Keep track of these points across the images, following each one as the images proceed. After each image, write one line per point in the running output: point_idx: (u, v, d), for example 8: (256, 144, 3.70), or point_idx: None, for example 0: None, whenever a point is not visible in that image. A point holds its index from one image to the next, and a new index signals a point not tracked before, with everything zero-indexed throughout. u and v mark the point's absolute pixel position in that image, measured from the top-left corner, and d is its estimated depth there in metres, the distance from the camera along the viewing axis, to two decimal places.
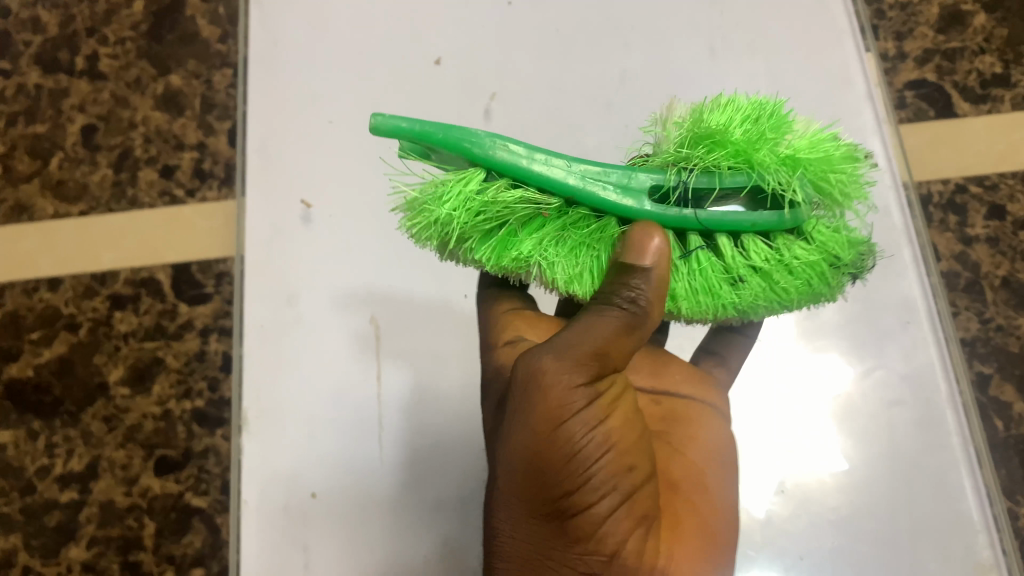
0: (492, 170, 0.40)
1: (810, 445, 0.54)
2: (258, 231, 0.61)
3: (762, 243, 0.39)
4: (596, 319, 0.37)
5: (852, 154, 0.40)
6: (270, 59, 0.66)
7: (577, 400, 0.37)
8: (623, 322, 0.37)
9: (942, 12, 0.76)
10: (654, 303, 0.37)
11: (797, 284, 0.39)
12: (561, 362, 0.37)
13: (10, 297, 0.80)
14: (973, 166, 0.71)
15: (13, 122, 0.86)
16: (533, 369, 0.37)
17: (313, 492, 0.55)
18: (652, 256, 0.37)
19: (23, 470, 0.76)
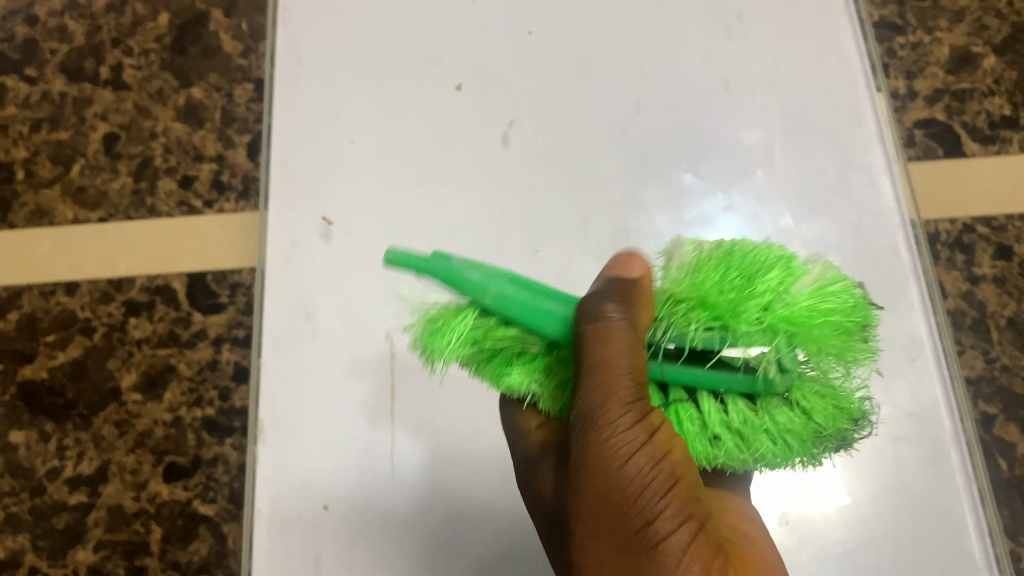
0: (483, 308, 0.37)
1: (818, 479, 0.55)
2: (277, 246, 0.63)
3: (741, 403, 0.35)
4: (614, 340, 0.35)
5: (849, 313, 0.34)
6: (294, 78, 0.68)
7: (629, 435, 0.35)
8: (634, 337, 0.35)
9: (953, 52, 0.77)
10: (640, 312, 0.36)
11: (780, 450, 0.35)
12: (604, 399, 0.35)
13: (28, 300, 0.82)
14: (980, 206, 0.73)
15: (37, 128, 0.88)
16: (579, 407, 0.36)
17: (325, 504, 0.57)
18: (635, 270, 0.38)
19: (33, 470, 0.78)
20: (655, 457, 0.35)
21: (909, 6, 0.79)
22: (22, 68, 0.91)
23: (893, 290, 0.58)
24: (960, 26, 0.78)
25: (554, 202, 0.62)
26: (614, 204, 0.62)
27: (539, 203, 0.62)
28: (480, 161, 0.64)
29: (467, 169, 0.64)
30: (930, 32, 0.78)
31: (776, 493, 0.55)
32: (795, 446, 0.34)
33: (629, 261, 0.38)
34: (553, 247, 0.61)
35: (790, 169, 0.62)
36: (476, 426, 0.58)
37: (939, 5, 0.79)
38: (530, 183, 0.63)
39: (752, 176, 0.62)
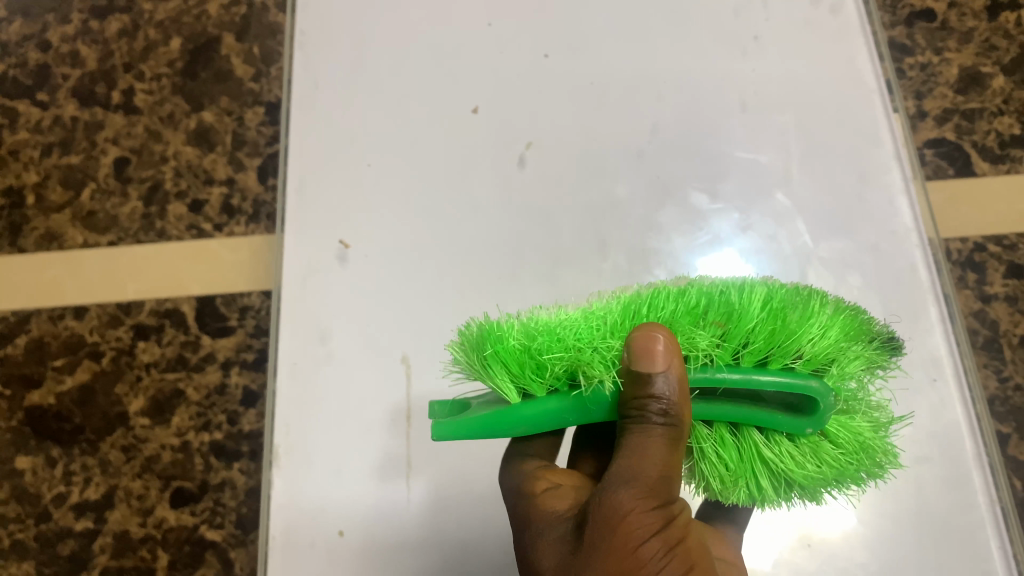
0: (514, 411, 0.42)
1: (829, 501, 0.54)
2: (293, 268, 0.63)
3: None
4: (647, 445, 0.37)
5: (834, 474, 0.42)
6: (310, 101, 0.68)
7: (649, 524, 0.36)
8: (668, 436, 0.37)
9: (962, 72, 0.78)
10: (683, 407, 0.38)
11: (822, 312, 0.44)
12: (637, 488, 0.36)
13: (36, 325, 0.82)
14: (992, 226, 0.72)
15: (48, 152, 0.88)
16: (609, 492, 0.37)
17: (340, 530, 0.56)
18: (662, 359, 0.37)
19: (39, 497, 0.77)
20: (666, 552, 0.36)
21: (917, 27, 0.80)
22: (34, 93, 0.91)
23: (912, 311, 0.57)
24: (968, 45, 0.78)
25: (570, 223, 0.62)
26: (630, 225, 0.61)
27: (556, 224, 0.62)
28: (496, 180, 0.64)
29: (483, 189, 0.64)
30: (939, 52, 0.78)
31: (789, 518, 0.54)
32: None
33: (652, 351, 0.37)
34: (572, 271, 0.61)
35: (809, 191, 0.61)
36: (493, 451, 0.57)
37: (947, 24, 0.79)
38: (546, 205, 0.63)
39: (772, 198, 0.61)
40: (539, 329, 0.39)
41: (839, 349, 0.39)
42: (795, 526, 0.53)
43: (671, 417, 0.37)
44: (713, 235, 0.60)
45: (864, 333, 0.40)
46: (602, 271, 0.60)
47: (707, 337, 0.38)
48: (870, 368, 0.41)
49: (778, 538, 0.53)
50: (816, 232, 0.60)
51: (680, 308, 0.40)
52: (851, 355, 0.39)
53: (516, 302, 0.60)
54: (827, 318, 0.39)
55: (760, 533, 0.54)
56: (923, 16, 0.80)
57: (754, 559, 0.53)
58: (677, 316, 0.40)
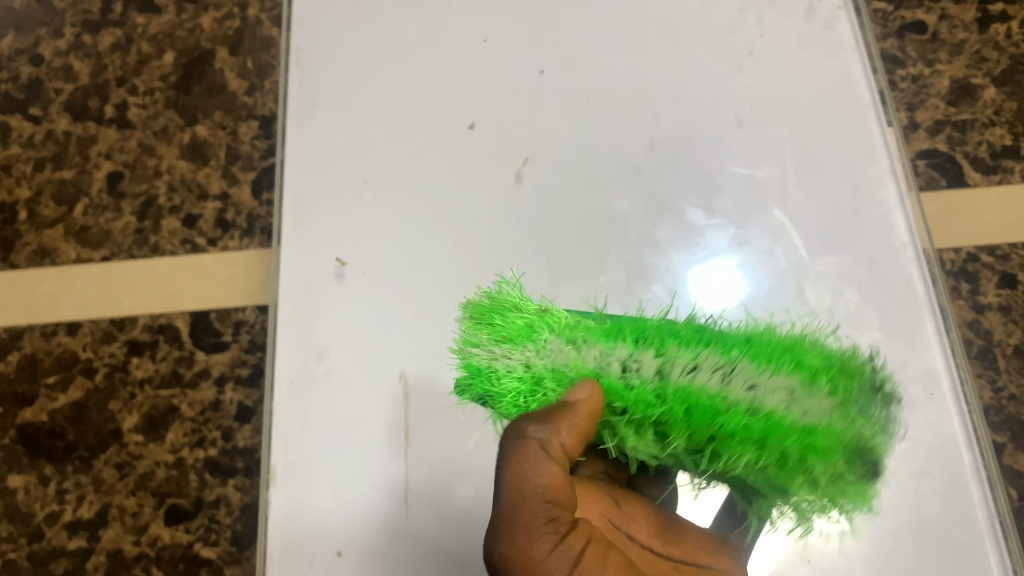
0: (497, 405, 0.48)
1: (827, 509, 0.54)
2: (290, 286, 0.62)
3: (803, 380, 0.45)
4: (524, 456, 0.43)
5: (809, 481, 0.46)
6: (305, 118, 0.68)
7: (544, 528, 0.42)
8: (542, 446, 0.43)
9: (954, 84, 0.78)
10: (563, 420, 0.43)
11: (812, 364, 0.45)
12: (524, 508, 0.42)
13: (29, 341, 0.81)
14: (985, 237, 0.73)
15: (40, 167, 0.88)
16: (500, 508, 0.43)
17: (338, 549, 0.55)
18: (581, 406, 0.43)
19: (31, 515, 0.76)
20: (570, 549, 0.42)
21: (908, 39, 0.80)
22: (26, 108, 0.91)
23: (908, 325, 0.57)
24: (959, 57, 0.79)
25: (567, 238, 0.62)
26: (627, 240, 0.61)
27: (553, 240, 0.62)
28: (492, 197, 0.64)
29: (479, 205, 0.64)
30: (931, 64, 0.79)
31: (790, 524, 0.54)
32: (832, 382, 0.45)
33: (575, 395, 0.43)
34: (570, 286, 0.61)
35: (806, 205, 0.62)
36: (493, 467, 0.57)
37: (938, 36, 0.80)
38: (543, 221, 0.63)
39: (768, 213, 0.62)
40: (520, 381, 0.46)
41: (797, 461, 0.42)
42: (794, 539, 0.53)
43: (541, 429, 0.43)
44: (709, 249, 0.61)
45: (835, 450, 0.42)
46: (598, 286, 0.60)
47: (679, 439, 0.42)
48: (833, 471, 0.42)
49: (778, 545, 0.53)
50: (812, 247, 0.60)
51: (642, 397, 0.43)
52: (815, 471, 0.42)
53: None
54: (797, 434, 0.42)
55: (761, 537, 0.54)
56: (914, 29, 0.80)
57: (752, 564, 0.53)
58: (669, 414, 0.42)
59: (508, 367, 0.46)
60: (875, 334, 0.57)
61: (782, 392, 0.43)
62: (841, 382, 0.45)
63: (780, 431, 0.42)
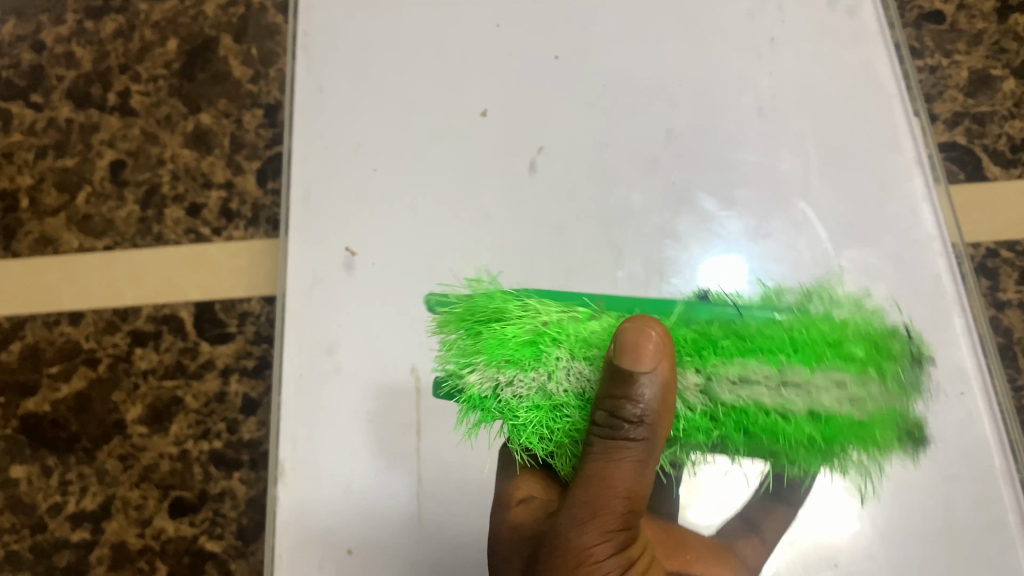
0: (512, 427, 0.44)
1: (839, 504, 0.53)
2: (299, 277, 0.61)
3: (848, 354, 0.43)
4: (614, 467, 0.38)
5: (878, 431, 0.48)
6: (313, 105, 0.66)
7: (600, 546, 0.38)
8: (639, 459, 0.38)
9: (972, 75, 0.76)
10: (660, 419, 0.38)
11: (845, 348, 0.43)
12: (587, 527, 0.38)
13: (31, 330, 0.80)
14: (1004, 232, 0.71)
15: (42, 155, 0.86)
16: (573, 495, 0.39)
17: (349, 548, 0.54)
18: (647, 359, 0.37)
19: (34, 507, 0.75)
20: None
21: (926, 29, 0.78)
22: (27, 95, 0.89)
23: (936, 324, 0.56)
24: (978, 48, 0.77)
25: (583, 231, 0.61)
26: (646, 233, 0.60)
27: (568, 233, 0.61)
28: (504, 186, 0.62)
29: (491, 196, 0.62)
30: (949, 55, 0.77)
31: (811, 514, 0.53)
32: (867, 354, 0.44)
33: (638, 354, 0.37)
34: (587, 280, 0.59)
35: (828, 198, 0.60)
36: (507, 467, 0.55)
37: (957, 27, 0.78)
38: (558, 212, 0.61)
39: (791, 206, 0.60)
40: (537, 408, 0.43)
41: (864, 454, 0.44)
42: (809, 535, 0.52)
43: (646, 426, 0.38)
44: (730, 240, 0.59)
45: (887, 437, 0.43)
46: (615, 279, 0.59)
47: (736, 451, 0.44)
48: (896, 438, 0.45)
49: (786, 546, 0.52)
50: (836, 240, 0.59)
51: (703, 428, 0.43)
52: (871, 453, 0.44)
53: None
54: (852, 432, 0.42)
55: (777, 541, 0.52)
56: (931, 19, 0.79)
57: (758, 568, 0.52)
58: (727, 437, 0.43)
59: (512, 392, 0.43)
60: None
61: (834, 395, 0.42)
62: (886, 364, 0.44)
63: (838, 434, 0.42)
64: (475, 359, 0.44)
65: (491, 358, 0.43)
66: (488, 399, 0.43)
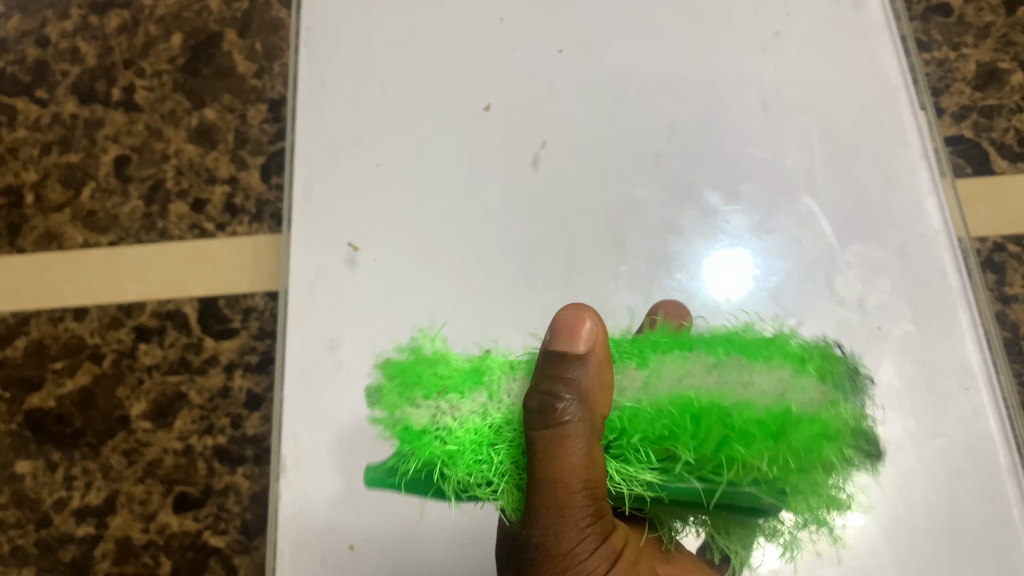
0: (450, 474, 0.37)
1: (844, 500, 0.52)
2: (300, 272, 0.61)
3: (788, 356, 0.39)
4: (562, 457, 0.36)
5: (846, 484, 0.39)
6: (316, 99, 0.66)
7: (579, 540, 0.37)
8: (585, 441, 0.36)
9: (980, 68, 0.75)
10: (593, 407, 0.36)
11: (790, 351, 0.39)
12: (560, 528, 0.36)
13: (36, 326, 0.80)
14: (1011, 226, 0.70)
15: (47, 151, 0.86)
16: (530, 501, 0.36)
17: (350, 544, 0.54)
18: (585, 339, 0.37)
19: (39, 502, 0.75)
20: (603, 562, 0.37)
21: (934, 22, 0.78)
22: (32, 91, 0.89)
23: (942, 319, 0.56)
24: (986, 41, 0.76)
25: (587, 226, 0.60)
26: (650, 228, 0.60)
27: (571, 227, 0.60)
28: (507, 181, 0.62)
29: (494, 191, 0.62)
30: (956, 48, 0.76)
31: None
32: (813, 363, 0.39)
33: (575, 329, 0.37)
34: (589, 276, 0.59)
35: (834, 193, 0.60)
36: None
37: (965, 19, 0.77)
38: (561, 207, 0.61)
39: (796, 201, 0.60)
40: (479, 433, 0.37)
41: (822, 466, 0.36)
42: None
43: (583, 405, 0.36)
44: (734, 236, 0.59)
45: (839, 438, 0.36)
46: (618, 274, 0.59)
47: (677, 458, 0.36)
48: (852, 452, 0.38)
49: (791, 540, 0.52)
50: (842, 235, 0.58)
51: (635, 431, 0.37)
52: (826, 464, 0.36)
53: (534, 312, 0.58)
54: (807, 428, 0.35)
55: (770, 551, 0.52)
56: (939, 11, 0.78)
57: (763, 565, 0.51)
58: (666, 428, 0.36)
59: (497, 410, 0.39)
60: (907, 326, 0.56)
61: (775, 385, 0.37)
62: (828, 371, 0.39)
63: (790, 423, 0.35)
64: (416, 394, 0.38)
65: (431, 388, 0.38)
66: (426, 435, 0.37)
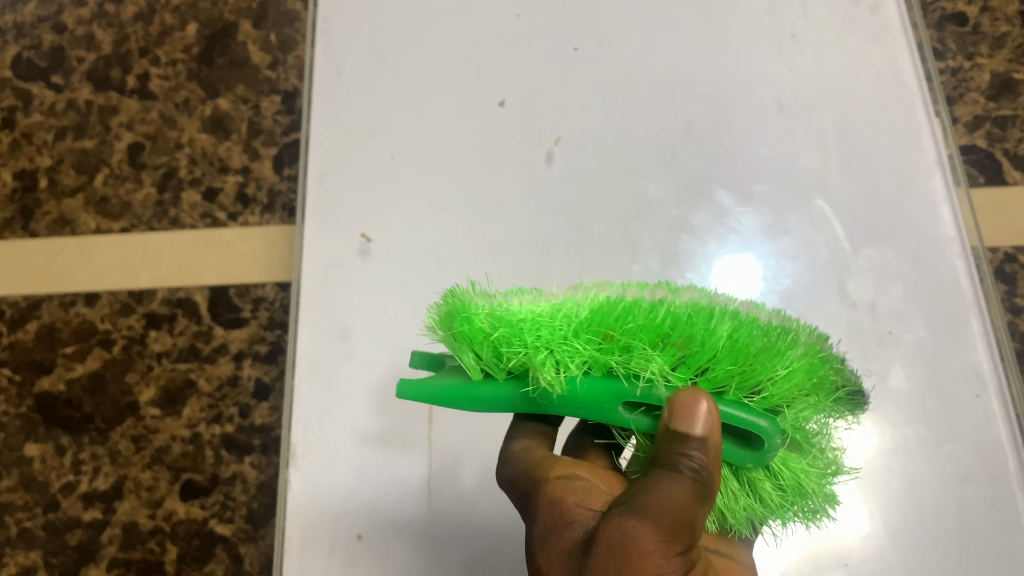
0: (505, 344, 0.35)
1: (851, 507, 0.52)
2: (313, 261, 0.61)
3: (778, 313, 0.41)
4: (671, 484, 0.33)
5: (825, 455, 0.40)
6: (332, 90, 0.66)
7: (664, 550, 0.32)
8: (696, 488, 0.34)
9: (994, 78, 0.75)
10: (713, 462, 0.34)
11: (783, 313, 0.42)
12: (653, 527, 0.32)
13: (47, 310, 0.80)
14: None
15: (61, 136, 0.87)
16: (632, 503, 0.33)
17: (358, 533, 0.54)
18: (703, 418, 0.33)
19: (47, 485, 0.76)
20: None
21: (949, 30, 0.77)
22: (48, 76, 0.89)
23: (954, 324, 0.56)
24: (1001, 51, 0.76)
25: (600, 222, 0.60)
26: (663, 225, 0.60)
27: (584, 223, 0.60)
28: (522, 176, 0.62)
29: (509, 186, 0.62)
30: (971, 57, 0.76)
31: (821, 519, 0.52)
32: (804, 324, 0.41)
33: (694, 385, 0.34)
34: (601, 273, 0.59)
35: (847, 195, 0.60)
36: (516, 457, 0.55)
37: (980, 28, 0.77)
38: (574, 202, 0.61)
39: (809, 201, 0.60)
40: (538, 313, 0.36)
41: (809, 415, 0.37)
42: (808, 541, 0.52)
43: (704, 457, 0.34)
44: (748, 237, 0.59)
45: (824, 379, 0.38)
46: (630, 272, 0.59)
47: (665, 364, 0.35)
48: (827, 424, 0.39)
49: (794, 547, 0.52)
50: (855, 237, 0.58)
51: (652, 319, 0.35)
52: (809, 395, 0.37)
53: None
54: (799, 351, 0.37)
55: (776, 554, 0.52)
56: (955, 20, 0.77)
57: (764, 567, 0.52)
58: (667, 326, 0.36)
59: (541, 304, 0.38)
60: (919, 331, 0.56)
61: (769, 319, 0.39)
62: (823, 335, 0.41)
63: (786, 338, 0.37)
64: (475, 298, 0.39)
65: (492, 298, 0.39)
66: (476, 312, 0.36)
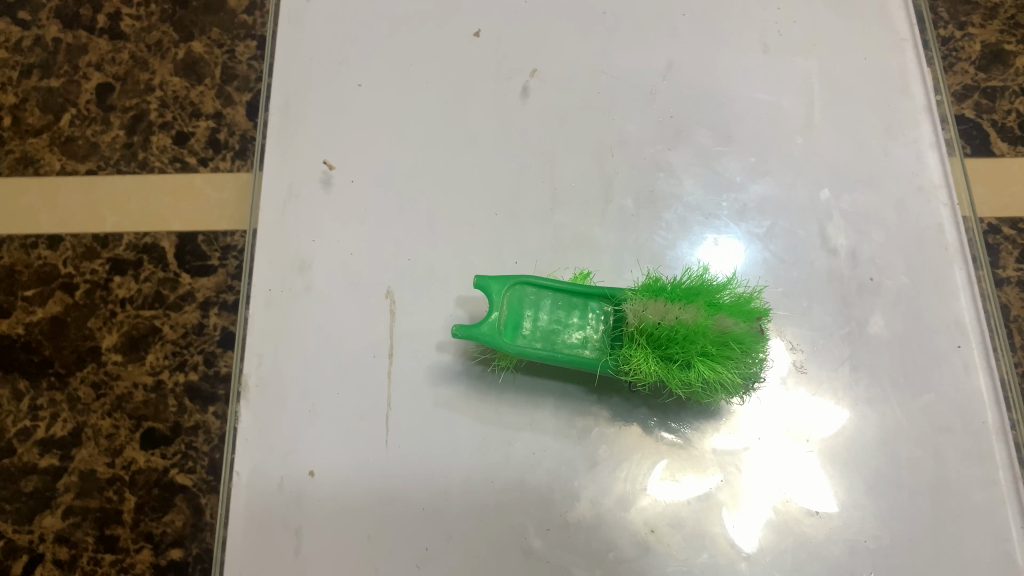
0: (540, 291, 0.47)
1: (818, 475, 0.50)
2: (273, 191, 0.58)
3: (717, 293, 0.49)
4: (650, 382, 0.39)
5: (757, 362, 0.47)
6: (300, 16, 0.63)
7: None
8: None
9: (985, 49, 0.69)
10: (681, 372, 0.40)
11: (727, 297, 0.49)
12: None
13: (7, 251, 0.72)
14: (1007, 210, 0.64)
15: (26, 74, 0.77)
16: None
17: (310, 471, 0.52)
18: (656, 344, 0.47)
19: (2, 430, 0.68)
20: None
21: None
22: (14, 12, 0.80)
23: (936, 276, 0.54)
24: (993, 21, 0.70)
25: (575, 162, 0.58)
26: (639, 166, 0.57)
27: (557, 162, 0.58)
28: (495, 111, 0.59)
29: (481, 120, 0.59)
30: (962, 27, 0.70)
31: (794, 487, 0.50)
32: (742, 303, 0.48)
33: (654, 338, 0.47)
34: (573, 211, 0.57)
35: (831, 140, 0.57)
36: (495, 400, 0.53)
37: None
38: (549, 139, 0.58)
39: (791, 144, 0.58)
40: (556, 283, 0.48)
41: (760, 318, 0.48)
42: (778, 502, 0.50)
43: None
44: (728, 180, 0.57)
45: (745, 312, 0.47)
46: (605, 212, 0.56)
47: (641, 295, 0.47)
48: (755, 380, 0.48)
49: (763, 504, 0.50)
50: (836, 183, 0.56)
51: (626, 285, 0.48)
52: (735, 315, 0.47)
53: (515, 246, 0.56)
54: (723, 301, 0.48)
55: (747, 511, 0.50)
56: None
57: (738, 530, 0.49)
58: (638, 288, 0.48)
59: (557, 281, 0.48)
60: (901, 279, 0.54)
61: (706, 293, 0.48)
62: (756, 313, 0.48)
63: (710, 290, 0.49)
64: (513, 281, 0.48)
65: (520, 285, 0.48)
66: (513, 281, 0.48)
